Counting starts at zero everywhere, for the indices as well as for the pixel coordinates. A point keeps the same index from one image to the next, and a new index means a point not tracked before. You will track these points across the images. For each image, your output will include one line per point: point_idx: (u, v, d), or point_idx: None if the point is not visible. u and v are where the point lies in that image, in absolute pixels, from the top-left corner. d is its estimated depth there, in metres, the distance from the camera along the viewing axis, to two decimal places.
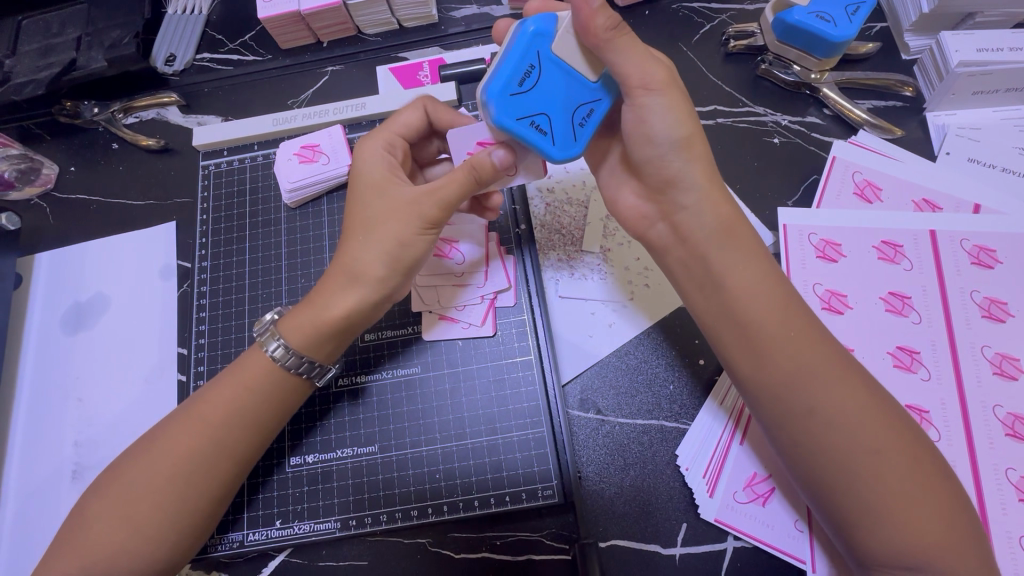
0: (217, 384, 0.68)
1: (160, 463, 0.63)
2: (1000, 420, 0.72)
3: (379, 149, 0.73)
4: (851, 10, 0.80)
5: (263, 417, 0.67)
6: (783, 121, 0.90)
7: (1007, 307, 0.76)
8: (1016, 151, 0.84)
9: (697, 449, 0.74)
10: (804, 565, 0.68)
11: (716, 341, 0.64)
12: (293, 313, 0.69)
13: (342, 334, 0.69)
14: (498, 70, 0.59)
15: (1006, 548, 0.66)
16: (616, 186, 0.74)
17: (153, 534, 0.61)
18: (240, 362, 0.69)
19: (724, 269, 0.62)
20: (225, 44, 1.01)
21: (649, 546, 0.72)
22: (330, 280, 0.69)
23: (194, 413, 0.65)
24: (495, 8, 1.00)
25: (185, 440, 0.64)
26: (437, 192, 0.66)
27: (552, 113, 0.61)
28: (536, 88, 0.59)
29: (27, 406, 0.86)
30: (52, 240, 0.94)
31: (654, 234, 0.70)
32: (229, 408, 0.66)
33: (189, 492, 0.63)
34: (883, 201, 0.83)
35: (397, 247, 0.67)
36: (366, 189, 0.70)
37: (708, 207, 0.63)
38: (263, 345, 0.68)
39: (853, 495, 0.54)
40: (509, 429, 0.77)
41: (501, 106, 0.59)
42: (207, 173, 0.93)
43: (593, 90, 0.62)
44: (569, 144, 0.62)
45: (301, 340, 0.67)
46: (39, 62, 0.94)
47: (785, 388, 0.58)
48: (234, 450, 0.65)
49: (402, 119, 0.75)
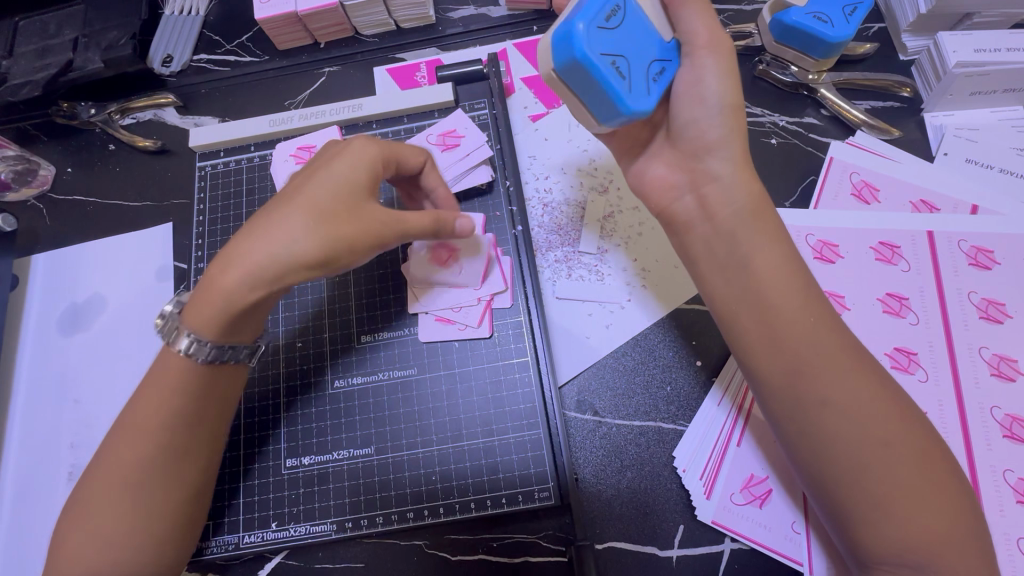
0: (141, 396, 0.64)
1: (111, 475, 0.61)
2: (998, 421, 0.71)
3: (377, 155, 0.66)
4: (848, 10, 0.79)
5: (197, 411, 0.64)
6: (782, 121, 0.90)
7: (1005, 308, 0.76)
8: (1014, 152, 0.84)
9: (695, 451, 0.74)
10: (802, 567, 0.68)
11: (731, 329, 0.62)
12: (194, 303, 0.63)
13: (252, 313, 0.64)
14: (588, 5, 0.61)
15: (1005, 549, 0.66)
16: (647, 160, 0.73)
17: (142, 543, 0.61)
18: (157, 363, 0.65)
19: (752, 248, 0.61)
20: (222, 45, 1.01)
21: (646, 547, 0.72)
22: (246, 251, 0.60)
23: (129, 425, 0.62)
24: (492, 9, 0.99)
25: (128, 450, 0.61)
26: (402, 225, 0.64)
27: (631, 59, 0.62)
28: (620, 30, 0.62)
29: (24, 406, 0.86)
30: (49, 241, 0.94)
31: (681, 206, 0.68)
32: (162, 410, 0.62)
33: (153, 495, 0.62)
34: (881, 202, 0.83)
35: (341, 249, 0.61)
36: (329, 169, 0.64)
37: (740, 182, 0.64)
38: (172, 343, 0.63)
39: (858, 490, 0.54)
40: (505, 430, 0.76)
41: (592, 37, 0.59)
42: (203, 173, 0.92)
43: (664, 52, 0.66)
44: (645, 94, 0.63)
45: (208, 326, 0.62)
46: (35, 63, 0.94)
47: (798, 377, 0.57)
48: (187, 447, 0.63)
49: (406, 151, 0.71)
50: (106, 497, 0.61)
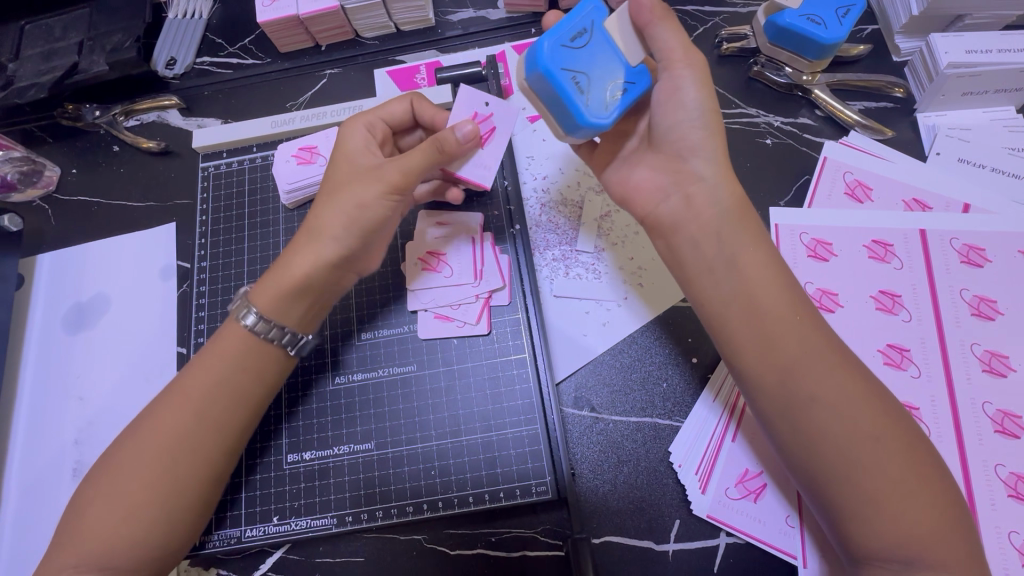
0: (197, 362, 0.69)
1: (149, 443, 0.64)
2: (990, 417, 0.72)
3: (364, 129, 0.76)
4: (841, 12, 0.81)
5: (247, 390, 0.69)
6: (776, 122, 0.91)
7: (997, 305, 0.77)
8: (1006, 150, 0.85)
9: (690, 446, 0.75)
10: (796, 560, 0.69)
11: (719, 328, 0.64)
12: (262, 282, 0.71)
13: (305, 295, 0.70)
14: (558, 23, 0.64)
15: (995, 543, 0.67)
16: (628, 166, 0.74)
17: (170, 523, 0.63)
18: (218, 335, 0.71)
19: (732, 252, 0.64)
20: (224, 48, 1.02)
21: (643, 542, 0.73)
22: (303, 242, 0.70)
23: (176, 389, 0.67)
24: (491, 12, 1.01)
25: (175, 419, 0.65)
26: (402, 160, 0.70)
27: (593, 75, 0.64)
28: (585, 49, 0.65)
29: (28, 404, 0.87)
30: (53, 241, 0.95)
31: (666, 208, 0.69)
32: (211, 381, 0.67)
33: (179, 467, 0.64)
34: (874, 201, 0.84)
35: (359, 209, 0.70)
36: (341, 157, 0.74)
37: (723, 182, 0.66)
38: (237, 318, 0.70)
39: (848, 485, 0.55)
40: (504, 426, 0.77)
41: (552, 50, 0.63)
42: (206, 174, 0.94)
43: (633, 73, 0.65)
44: (602, 112, 0.64)
45: (272, 302, 0.69)
46: (42, 66, 0.96)
47: (787, 373, 0.58)
48: (222, 425, 0.67)
49: (390, 107, 0.79)
50: (134, 472, 0.63)
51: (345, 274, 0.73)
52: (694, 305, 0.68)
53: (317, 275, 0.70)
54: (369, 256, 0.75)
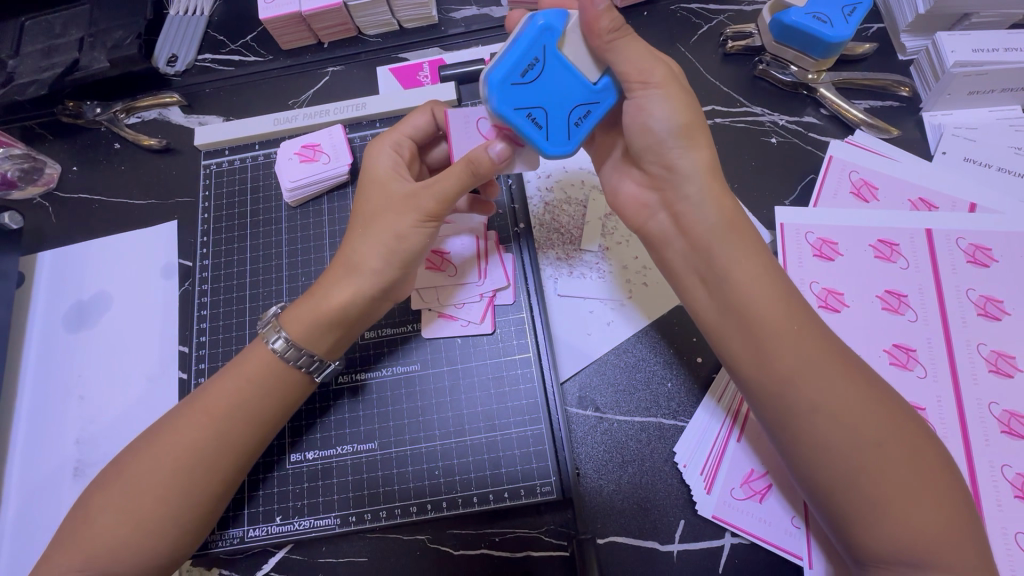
0: (221, 376, 0.69)
1: (161, 455, 0.64)
2: (996, 417, 0.72)
3: (389, 148, 0.75)
4: (848, 10, 0.80)
5: (266, 413, 0.68)
6: (782, 120, 0.91)
7: (1003, 306, 0.77)
8: (1013, 150, 0.84)
9: (695, 447, 0.74)
10: (802, 561, 0.69)
11: (720, 338, 0.64)
12: (292, 308, 0.71)
13: (339, 322, 0.70)
14: (505, 58, 0.59)
15: (1002, 544, 0.67)
16: (616, 177, 0.74)
17: (176, 535, 0.63)
18: (244, 355, 0.71)
19: (741, 256, 0.62)
20: (226, 44, 1.01)
21: (648, 542, 0.72)
22: (335, 275, 0.70)
23: (198, 407, 0.67)
24: (495, 9, 1.00)
25: (189, 432, 0.65)
26: (434, 186, 0.67)
27: (552, 106, 0.62)
28: (539, 81, 0.61)
29: (29, 402, 0.87)
30: (54, 239, 0.95)
31: (654, 224, 0.70)
32: (232, 400, 0.67)
33: (193, 482, 0.64)
34: (880, 200, 0.84)
35: (393, 239, 0.69)
36: (372, 183, 0.73)
37: (710, 199, 0.64)
38: (264, 340, 0.70)
39: (853, 492, 0.55)
40: (507, 426, 0.77)
41: (503, 94, 0.60)
42: (209, 172, 0.93)
43: (595, 92, 0.63)
44: (562, 141, 0.64)
45: (304, 331, 0.69)
46: (42, 63, 0.95)
47: (787, 384, 0.58)
48: (239, 445, 0.66)
49: (412, 122, 0.77)
50: (141, 476, 0.63)
51: (382, 304, 0.73)
52: (694, 313, 0.68)
53: (354, 305, 0.69)
54: (408, 283, 0.74)
